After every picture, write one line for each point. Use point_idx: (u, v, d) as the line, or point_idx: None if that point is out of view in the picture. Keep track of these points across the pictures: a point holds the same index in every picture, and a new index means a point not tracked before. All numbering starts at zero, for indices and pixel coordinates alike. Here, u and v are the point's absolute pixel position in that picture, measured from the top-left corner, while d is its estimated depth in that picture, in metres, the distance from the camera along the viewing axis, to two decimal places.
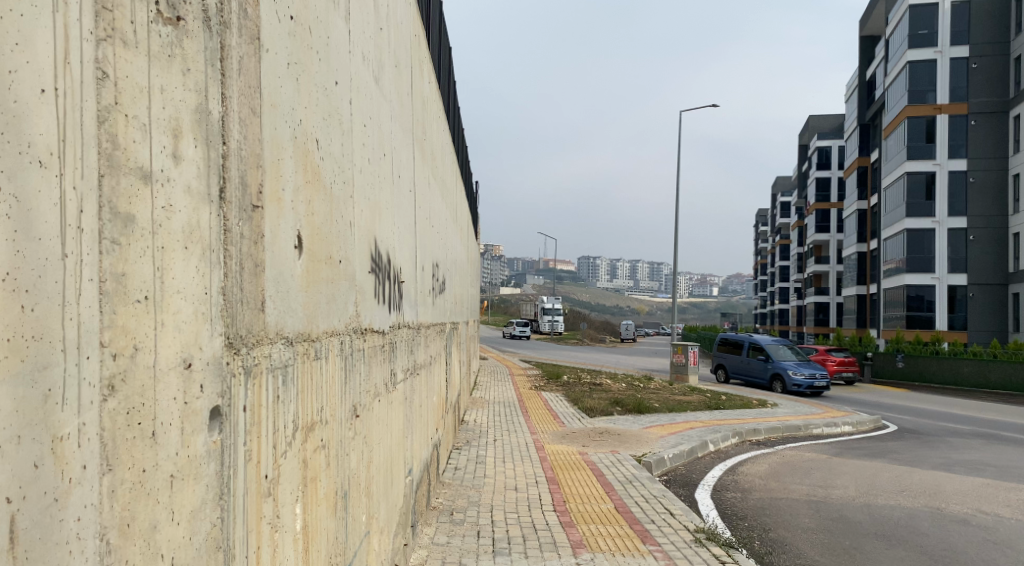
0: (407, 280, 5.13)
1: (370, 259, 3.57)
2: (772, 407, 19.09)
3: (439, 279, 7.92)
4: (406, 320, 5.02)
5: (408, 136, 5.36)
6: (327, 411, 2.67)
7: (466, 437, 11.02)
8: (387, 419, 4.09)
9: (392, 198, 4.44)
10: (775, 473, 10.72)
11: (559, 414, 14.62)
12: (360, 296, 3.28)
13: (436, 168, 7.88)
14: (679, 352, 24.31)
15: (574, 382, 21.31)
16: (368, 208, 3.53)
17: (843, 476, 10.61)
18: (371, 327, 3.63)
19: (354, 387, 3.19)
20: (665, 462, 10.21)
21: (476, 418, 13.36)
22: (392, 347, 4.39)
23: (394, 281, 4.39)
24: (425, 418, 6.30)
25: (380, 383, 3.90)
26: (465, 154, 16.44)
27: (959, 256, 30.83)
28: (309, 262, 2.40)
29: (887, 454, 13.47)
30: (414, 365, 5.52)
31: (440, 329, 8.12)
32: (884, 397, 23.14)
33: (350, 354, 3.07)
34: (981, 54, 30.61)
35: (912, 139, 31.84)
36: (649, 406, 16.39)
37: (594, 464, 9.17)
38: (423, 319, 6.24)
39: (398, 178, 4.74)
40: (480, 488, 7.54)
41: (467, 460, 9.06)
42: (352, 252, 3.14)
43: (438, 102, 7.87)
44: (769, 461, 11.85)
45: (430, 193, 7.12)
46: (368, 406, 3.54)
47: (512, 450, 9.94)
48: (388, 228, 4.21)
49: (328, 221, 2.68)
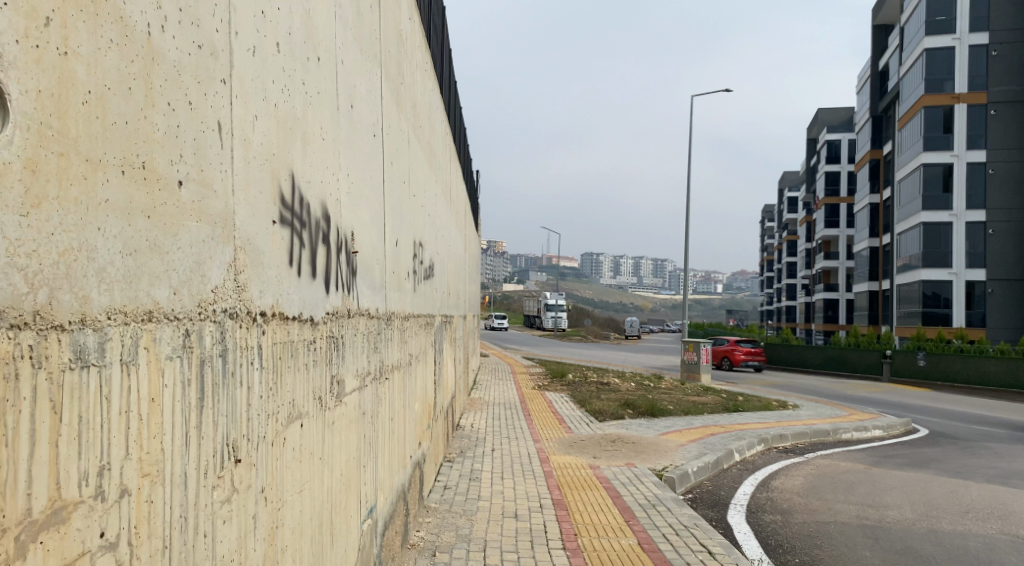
0: (369, 255, 3.84)
1: (277, 198, 2.25)
2: (792, 409, 17.75)
3: (424, 260, 6.58)
4: (363, 312, 3.68)
5: (373, 65, 4.03)
6: (134, 469, 1.35)
7: (459, 447, 9.69)
8: (319, 448, 2.77)
9: (337, 135, 3.12)
10: (814, 489, 9.38)
11: (564, 416, 13.37)
12: (247, 259, 1.96)
13: (420, 129, 6.57)
14: (691, 350, 23.02)
15: (579, 382, 19.94)
16: (270, 119, 2.19)
17: (890, 493, 9.26)
18: (284, 313, 2.30)
19: (231, 413, 1.85)
20: (689, 477, 8.91)
21: (472, 422, 12.11)
22: (335, 343, 3.07)
23: (338, 254, 3.07)
24: (399, 432, 4.98)
25: (306, 398, 2.60)
26: (462, 133, 15.00)
27: (977, 249, 29.40)
28: (35, 138, 1.10)
29: (928, 463, 12.11)
30: (381, 367, 4.21)
31: (425, 323, 6.81)
32: (908, 399, 21.87)
33: (217, 354, 1.77)
34: (1002, 41, 29.24)
35: (929, 129, 29.96)
36: (663, 408, 15.13)
37: (609, 481, 7.84)
38: (398, 309, 4.93)
39: (350, 109, 3.40)
40: (472, 517, 6.21)
41: (457, 477, 7.76)
42: (224, 176, 1.80)
43: (422, 53, 6.59)
44: (802, 473, 10.49)
45: (411, 154, 5.82)
46: (273, 440, 2.21)
47: (510, 463, 8.64)
48: (325, 168, 2.88)
49: (130, 89, 1.35)
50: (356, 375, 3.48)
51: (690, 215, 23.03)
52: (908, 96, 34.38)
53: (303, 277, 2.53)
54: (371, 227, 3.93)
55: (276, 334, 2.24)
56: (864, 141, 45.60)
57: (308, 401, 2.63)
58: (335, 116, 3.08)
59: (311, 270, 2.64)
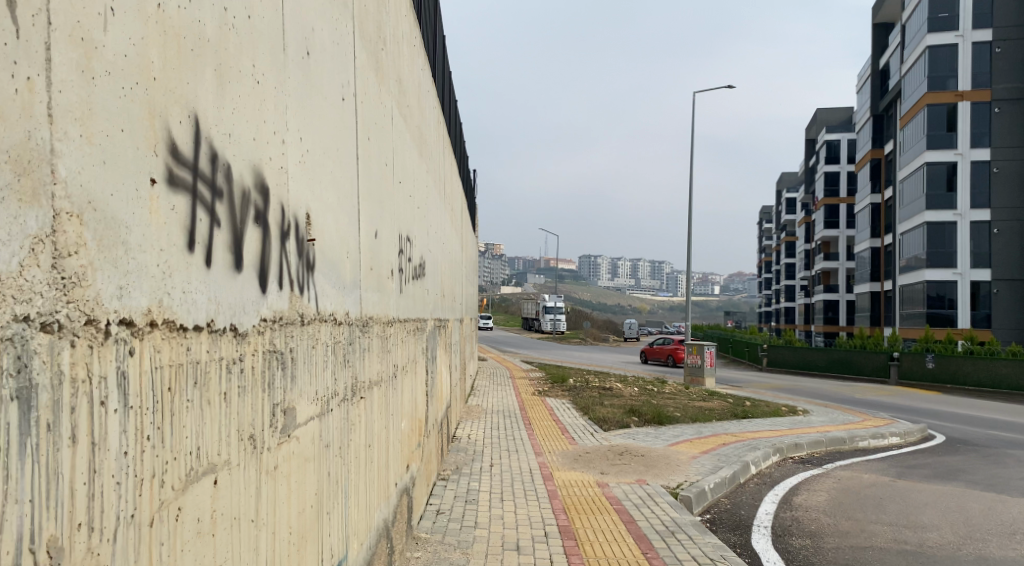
0: (336, 248, 3.08)
1: (163, 141, 1.50)
2: (804, 415, 16.97)
3: (412, 259, 5.82)
4: (327, 316, 2.91)
5: (341, 13, 3.27)
6: None
7: (455, 462, 8.89)
8: (248, 506, 1.98)
9: (284, 83, 2.37)
10: (840, 506, 8.60)
11: (566, 425, 12.60)
12: (87, 230, 1.21)
13: (407, 109, 5.82)
14: (695, 353, 22.30)
15: (580, 386, 19.18)
16: (144, 23, 1.42)
17: (923, 510, 8.49)
18: (175, 321, 1.53)
19: (45, 495, 1.11)
20: (706, 496, 8.13)
21: (469, 432, 11.35)
22: (282, 360, 2.31)
23: (282, 240, 2.29)
24: (380, 457, 4.20)
25: (227, 440, 1.83)
26: (457, 126, 14.24)
27: (982, 249, 28.68)
28: None
29: (954, 474, 11.33)
30: (354, 382, 3.45)
31: (416, 329, 6.06)
32: (920, 402, 21.12)
33: (6, 396, 1.04)
34: (1005, 38, 28.53)
35: (931, 128, 29.28)
36: (669, 415, 14.36)
37: (619, 503, 7.09)
38: (377, 313, 4.15)
39: (305, 56, 2.64)
40: (467, 551, 5.42)
41: (450, 499, 6.98)
42: (17, 95, 1.07)
43: (408, 23, 5.83)
44: (825, 488, 9.70)
45: (396, 135, 5.08)
46: (154, 517, 1.43)
47: (510, 481, 7.88)
48: (261, 119, 2.12)
49: None
50: (313, 401, 2.71)
51: (694, 214, 22.25)
52: (910, 94, 33.65)
53: (217, 269, 1.76)
54: (339, 212, 3.17)
55: (159, 352, 1.48)
56: (864, 141, 44.96)
57: (233, 440, 1.87)
58: (281, 61, 2.32)
59: (234, 260, 1.89)
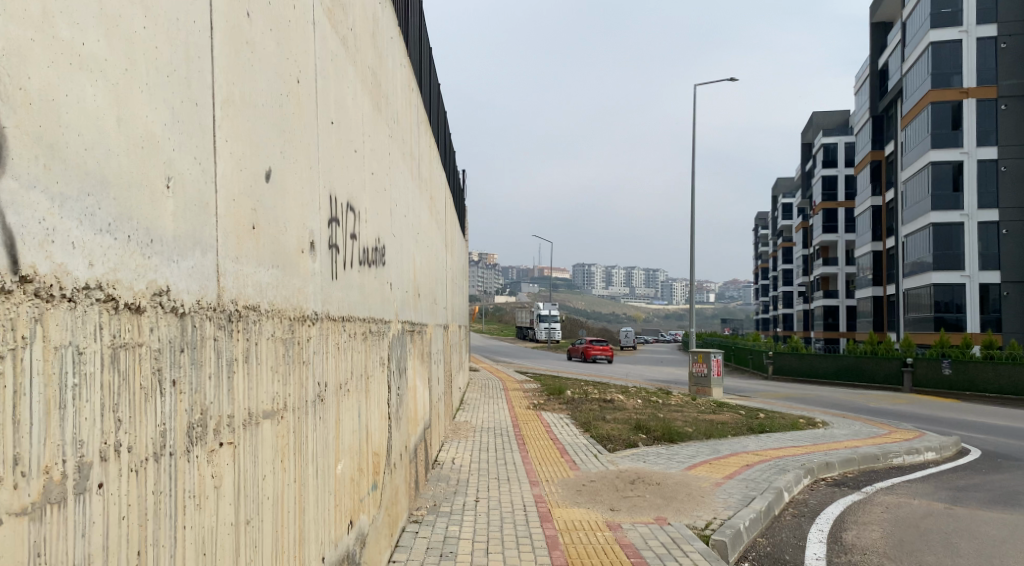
0: (123, 157, 1.54)
1: None
2: (824, 428, 15.41)
3: (358, 238, 4.26)
4: (77, 291, 1.37)
5: None
6: None
7: (434, 497, 7.29)
8: None
9: None
10: (903, 545, 6.99)
11: (565, 445, 11.04)
12: None
13: (352, 33, 4.30)
14: (701, 361, 20.67)
15: (580, 398, 17.62)
16: None
17: (1005, 551, 6.90)
18: None
19: None
20: (742, 537, 6.56)
21: (455, 456, 9.74)
22: None
23: None
24: (282, 530, 2.65)
25: None
26: (439, 112, 12.64)
27: (991, 251, 27.09)
28: None
29: (1016, 499, 9.73)
30: (194, 421, 1.90)
31: (366, 334, 4.49)
32: (942, 412, 19.53)
33: None
34: (1011, 33, 27.08)
35: (935, 127, 27.84)
36: (681, 431, 12.76)
37: (639, 555, 5.47)
38: (277, 302, 2.60)
39: None
40: None
41: (421, 555, 5.38)
42: None
43: None
44: (876, 520, 8.08)
45: (326, 50, 3.55)
46: None
47: (497, 525, 6.28)
48: None
49: None
50: None
51: (694, 213, 20.50)
52: (912, 93, 32.21)
53: None
54: (139, 92, 1.63)
55: None
56: (864, 143, 43.54)
57: None
58: None
59: None
